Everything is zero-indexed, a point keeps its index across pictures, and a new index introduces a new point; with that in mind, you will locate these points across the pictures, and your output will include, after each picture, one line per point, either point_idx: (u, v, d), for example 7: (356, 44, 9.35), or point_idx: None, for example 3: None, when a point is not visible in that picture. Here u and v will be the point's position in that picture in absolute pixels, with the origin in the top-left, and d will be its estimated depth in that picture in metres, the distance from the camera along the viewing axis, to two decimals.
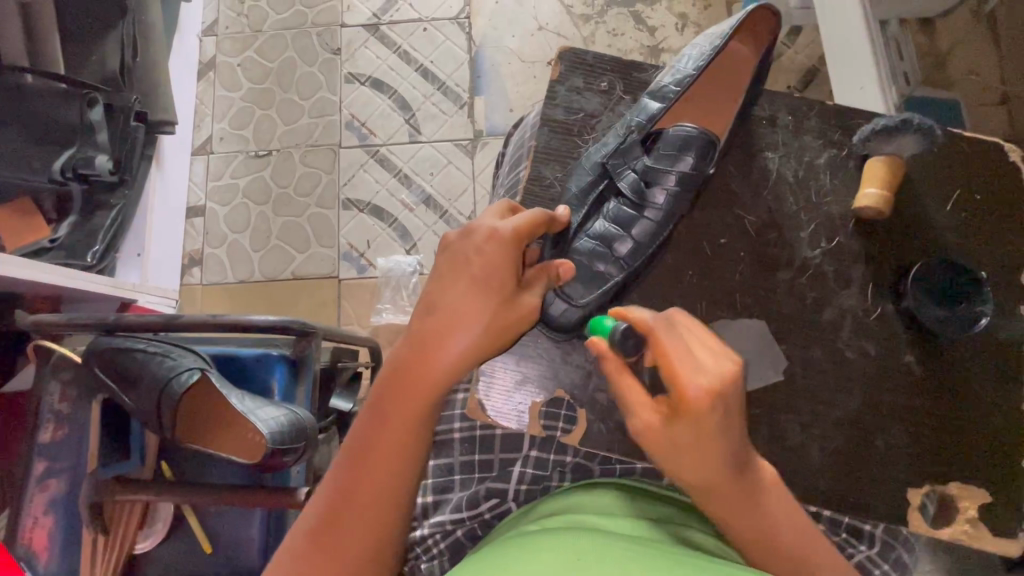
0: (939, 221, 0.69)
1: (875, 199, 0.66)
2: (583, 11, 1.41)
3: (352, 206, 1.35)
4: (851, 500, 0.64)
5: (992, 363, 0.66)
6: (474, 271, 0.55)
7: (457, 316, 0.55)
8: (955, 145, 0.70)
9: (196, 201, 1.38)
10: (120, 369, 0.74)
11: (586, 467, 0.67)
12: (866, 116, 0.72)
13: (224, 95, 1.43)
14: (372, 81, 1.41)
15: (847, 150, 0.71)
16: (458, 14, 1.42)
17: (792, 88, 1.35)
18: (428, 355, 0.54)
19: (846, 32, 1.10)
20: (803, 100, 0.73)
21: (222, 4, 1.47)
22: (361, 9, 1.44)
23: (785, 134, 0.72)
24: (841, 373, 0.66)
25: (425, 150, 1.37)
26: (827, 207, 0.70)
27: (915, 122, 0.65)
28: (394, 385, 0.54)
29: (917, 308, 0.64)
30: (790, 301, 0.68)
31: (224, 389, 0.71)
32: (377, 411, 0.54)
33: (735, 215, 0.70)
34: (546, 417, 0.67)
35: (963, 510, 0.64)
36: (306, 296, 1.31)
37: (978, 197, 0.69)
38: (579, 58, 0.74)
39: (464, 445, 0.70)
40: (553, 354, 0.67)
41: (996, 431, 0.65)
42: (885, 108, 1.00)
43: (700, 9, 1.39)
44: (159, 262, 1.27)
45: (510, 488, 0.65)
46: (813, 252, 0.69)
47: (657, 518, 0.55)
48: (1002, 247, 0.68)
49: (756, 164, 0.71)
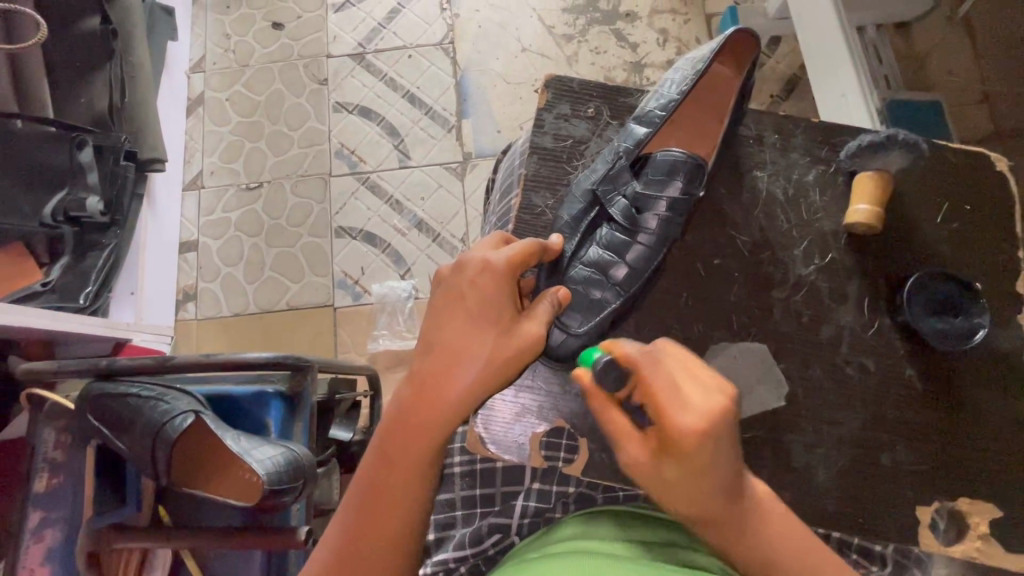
0: (932, 232, 0.69)
1: (867, 215, 0.66)
2: (565, 31, 1.43)
3: (344, 234, 1.35)
4: (860, 519, 0.63)
5: (994, 375, 0.65)
6: (472, 304, 0.56)
7: (457, 352, 0.55)
8: (944, 155, 0.70)
9: (189, 236, 1.38)
10: (112, 415, 0.73)
11: (591, 496, 0.67)
12: (852, 132, 0.72)
13: (214, 130, 1.43)
14: (360, 109, 1.42)
15: (834, 166, 0.72)
16: (441, 40, 1.44)
17: (775, 97, 1.37)
18: (428, 395, 0.54)
19: (824, 41, 1.12)
20: (788, 117, 0.74)
21: (208, 40, 1.49)
22: (347, 39, 1.46)
23: (773, 153, 0.72)
24: (843, 391, 0.66)
25: (414, 174, 1.37)
26: (819, 223, 0.70)
27: (902, 138, 0.65)
28: (397, 427, 0.54)
29: (915, 321, 0.64)
30: (787, 319, 0.68)
31: (220, 431, 0.70)
32: (382, 455, 0.54)
33: (727, 236, 0.70)
34: (547, 447, 0.66)
35: (973, 525, 0.63)
36: (302, 327, 1.31)
37: (969, 206, 0.70)
38: (564, 86, 0.75)
39: (465, 479, 0.69)
40: (553, 384, 0.67)
41: (1001, 442, 0.64)
42: (867, 115, 1.01)
43: (680, 23, 1.42)
44: (154, 299, 1.27)
45: (513, 523, 0.64)
46: (807, 269, 0.69)
47: (662, 540, 0.54)
48: (995, 257, 0.68)
49: (745, 184, 0.72)
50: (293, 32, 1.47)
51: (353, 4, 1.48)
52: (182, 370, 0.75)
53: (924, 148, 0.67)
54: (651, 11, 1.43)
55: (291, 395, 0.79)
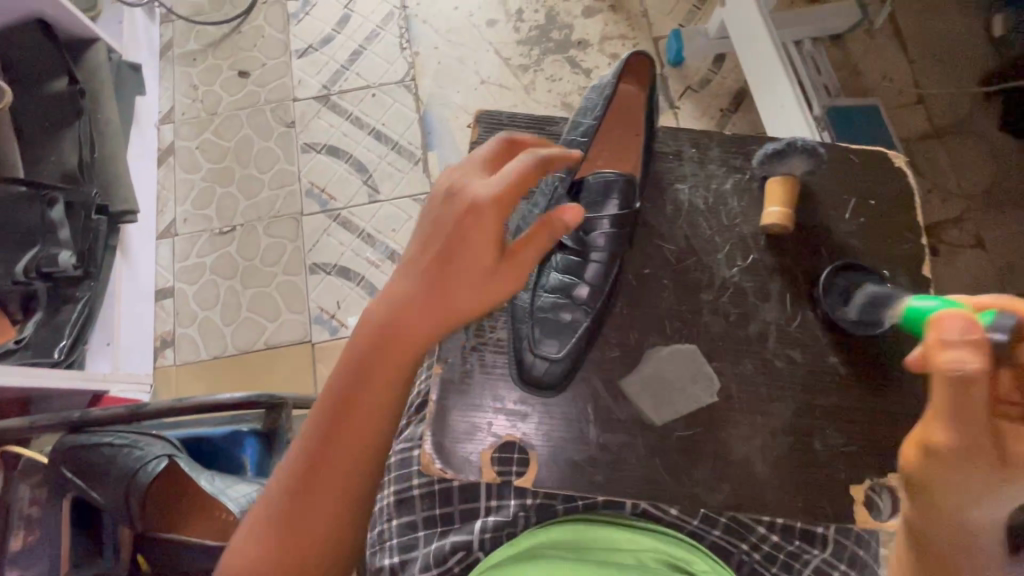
0: (843, 228, 0.74)
1: (780, 216, 0.71)
2: (521, 62, 1.49)
3: (318, 270, 1.37)
4: (798, 504, 0.65)
5: (910, 357, 0.69)
6: (450, 249, 0.57)
7: (423, 305, 0.58)
8: (847, 157, 0.76)
9: (163, 284, 1.40)
10: (88, 466, 0.74)
11: (550, 505, 0.65)
12: (763, 142, 0.78)
13: (184, 178, 1.47)
14: (328, 148, 1.46)
15: (749, 174, 0.76)
16: (403, 78, 1.50)
17: (725, 110, 1.44)
18: (391, 351, 0.58)
19: (761, 58, 1.19)
20: (705, 132, 0.79)
21: (176, 92, 1.53)
22: (311, 83, 1.51)
23: (692, 166, 0.77)
24: (774, 383, 0.69)
25: (385, 208, 1.41)
26: (740, 228, 0.74)
27: (800, 144, 0.71)
28: (379, 342, 0.57)
29: (831, 313, 0.69)
30: (716, 319, 0.71)
31: (194, 472, 0.71)
32: (350, 380, 0.57)
33: (656, 245, 0.74)
34: (500, 461, 0.66)
35: (906, 501, 0.65)
36: (279, 364, 1.32)
37: (874, 202, 0.75)
38: (495, 122, 0.82)
39: (425, 500, 0.68)
40: (491, 393, 0.68)
41: (924, 419, 0.68)
42: (806, 123, 1.07)
43: (629, 48, 1.49)
44: (131, 348, 1.28)
45: (474, 539, 0.63)
46: (731, 271, 0.73)
47: (627, 548, 0.57)
48: (902, 247, 0.73)
49: (669, 196, 0.76)
50: (259, 79, 1.52)
51: (316, 49, 1.54)
52: (154, 417, 0.76)
53: (821, 151, 0.72)
54: (601, 39, 1.50)
55: (267, 431, 0.80)
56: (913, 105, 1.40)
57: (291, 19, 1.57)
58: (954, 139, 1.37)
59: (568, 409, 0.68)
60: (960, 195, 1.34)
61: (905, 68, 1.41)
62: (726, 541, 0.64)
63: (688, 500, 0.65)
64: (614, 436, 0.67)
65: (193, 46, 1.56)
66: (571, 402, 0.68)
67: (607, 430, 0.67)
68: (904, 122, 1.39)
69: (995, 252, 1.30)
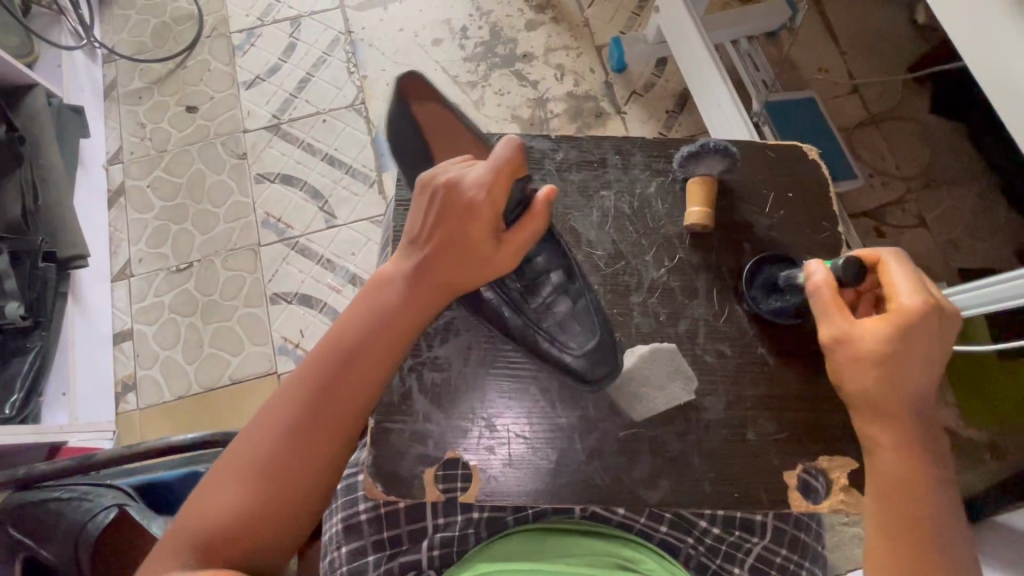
0: (762, 222, 0.76)
1: (700, 216, 0.73)
2: (468, 78, 1.51)
3: (279, 299, 1.36)
4: (737, 495, 0.66)
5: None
6: (443, 236, 0.61)
7: (405, 296, 0.61)
8: (762, 152, 0.79)
9: (122, 326, 1.36)
10: (35, 524, 0.72)
11: (499, 518, 0.68)
12: (682, 144, 0.80)
13: (137, 218, 1.44)
14: (282, 177, 1.46)
15: (670, 176, 0.78)
16: (354, 101, 1.51)
17: (670, 112, 1.47)
18: (369, 345, 0.60)
19: (695, 60, 1.23)
20: (627, 138, 0.81)
21: (123, 131, 1.51)
22: (261, 113, 1.51)
23: (616, 172, 0.79)
24: (706, 378, 0.70)
25: (343, 232, 1.41)
26: (665, 229, 0.76)
27: (713, 145, 0.73)
28: (375, 322, 0.61)
29: (755, 306, 0.71)
30: (647, 320, 0.73)
31: (146, 519, 0.70)
32: (340, 353, 0.59)
33: (585, 252, 0.76)
34: (444, 479, 0.68)
35: (836, 480, 0.67)
36: (243, 398, 1.30)
37: (792, 194, 0.77)
38: (422, 139, 0.81)
39: (372, 525, 0.69)
40: (433, 413, 0.68)
41: None
42: (741, 121, 1.11)
43: (574, 57, 1.52)
44: (91, 396, 1.25)
45: (423, 558, 0.66)
46: (659, 272, 0.75)
47: (580, 552, 0.58)
48: (820, 235, 0.76)
49: (596, 203, 0.78)
50: (208, 113, 1.51)
51: (263, 79, 1.54)
52: (104, 466, 0.75)
53: (735, 150, 0.74)
54: (546, 50, 1.53)
55: None
56: (847, 94, 1.45)
57: (236, 51, 1.57)
58: (887, 124, 1.42)
59: (512, 423, 0.68)
60: (898, 178, 1.39)
61: (837, 60, 1.47)
62: (670, 538, 0.69)
63: (631, 501, 0.66)
64: (552, 445, 0.67)
65: (138, 84, 1.55)
66: (516, 414, 0.68)
67: (546, 441, 0.68)
68: (840, 111, 1.44)
69: (936, 229, 1.35)
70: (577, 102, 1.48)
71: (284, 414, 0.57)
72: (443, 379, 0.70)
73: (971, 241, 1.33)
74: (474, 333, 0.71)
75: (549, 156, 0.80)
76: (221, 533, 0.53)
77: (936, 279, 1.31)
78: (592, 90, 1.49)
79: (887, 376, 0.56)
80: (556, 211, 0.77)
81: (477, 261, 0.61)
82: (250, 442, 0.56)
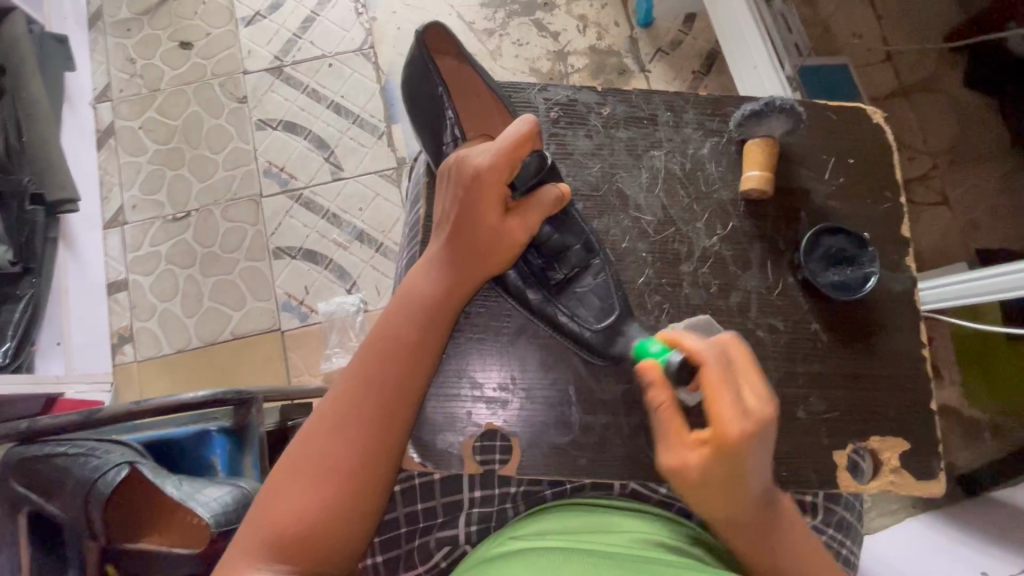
0: (821, 191, 0.72)
1: (759, 180, 0.69)
2: (485, 26, 1.41)
3: (283, 254, 1.31)
4: (783, 475, 0.65)
5: (884, 319, 0.70)
6: (459, 220, 0.61)
7: (442, 291, 0.61)
8: (826, 116, 0.75)
9: (116, 276, 1.30)
10: (41, 480, 0.69)
11: (536, 492, 0.66)
12: (740, 102, 0.75)
13: (129, 161, 1.36)
14: (285, 124, 1.37)
15: (727, 137, 0.74)
16: (361, 45, 1.41)
17: (697, 73, 1.40)
18: (412, 344, 0.59)
19: (733, 19, 1.16)
20: (679, 93, 0.76)
21: (112, 66, 1.40)
22: (262, 53, 1.41)
23: (668, 131, 0.74)
24: (756, 352, 0.68)
25: (349, 185, 1.34)
26: (718, 194, 0.72)
27: (778, 104, 0.68)
28: (416, 304, 0.60)
29: (812, 276, 0.68)
30: (696, 291, 0.69)
31: (158, 478, 0.66)
32: (386, 341, 0.59)
33: (631, 217, 0.71)
34: (481, 452, 0.66)
35: (886, 461, 0.67)
36: (250, 356, 1.26)
37: (853, 160, 0.74)
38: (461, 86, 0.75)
39: (405, 496, 0.66)
40: (466, 384, 0.66)
41: (907, 382, 0.69)
42: (779, 85, 1.06)
43: (598, 8, 1.43)
44: (86, 348, 1.20)
45: (461, 534, 0.65)
46: (711, 240, 0.71)
47: (618, 530, 0.56)
48: (878, 207, 0.73)
49: (645, 163, 0.73)
50: (204, 51, 1.41)
51: (264, 16, 1.42)
52: (112, 422, 0.72)
53: (803, 111, 0.70)
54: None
55: (237, 429, 0.77)
56: (881, 62, 1.39)
57: None
58: (919, 95, 1.37)
59: (550, 394, 0.66)
60: (926, 153, 1.35)
61: (874, 24, 1.40)
62: None
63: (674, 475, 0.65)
64: (597, 417, 0.66)
65: (125, 15, 1.43)
66: (554, 385, 0.66)
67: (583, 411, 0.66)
68: (873, 80, 1.38)
69: (963, 208, 1.33)
70: (598, 57, 1.40)
71: (336, 424, 0.55)
72: (479, 347, 0.67)
73: (995, 221, 1.31)
74: (497, 303, 0.68)
75: (595, 111, 0.74)
76: (294, 547, 0.50)
77: (956, 259, 1.30)
78: (615, 45, 1.41)
79: (735, 491, 0.49)
80: (602, 170, 0.73)
81: (501, 242, 0.62)
82: (310, 444, 0.54)
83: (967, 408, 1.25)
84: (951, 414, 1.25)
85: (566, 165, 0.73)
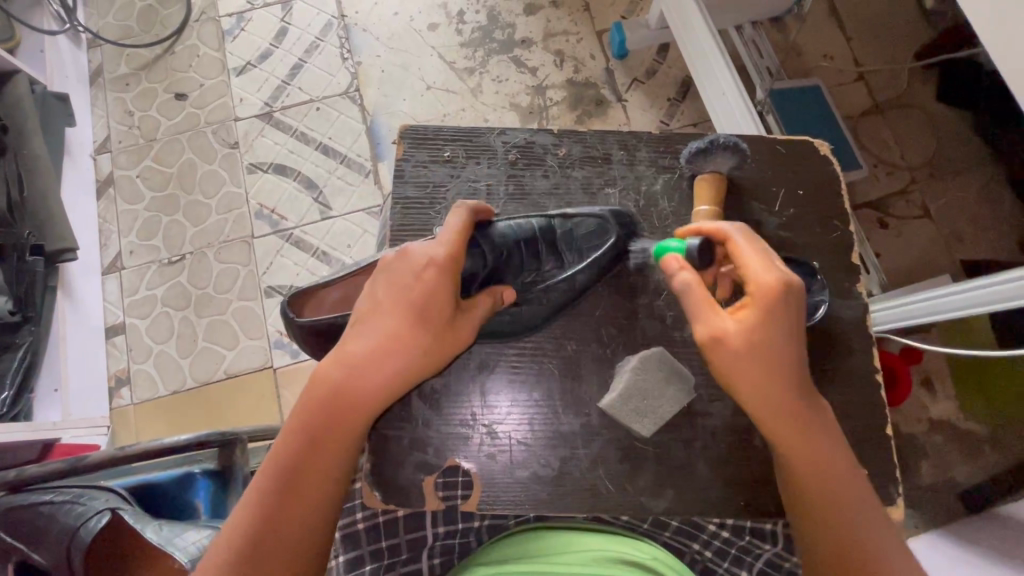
0: (772, 221, 0.74)
1: (708, 214, 0.70)
2: (466, 65, 1.47)
3: (273, 293, 1.34)
4: (745, 503, 0.65)
5: (838, 344, 0.71)
6: (382, 313, 0.58)
7: (367, 390, 0.56)
8: (773, 148, 0.77)
9: (114, 320, 1.34)
10: (29, 528, 0.72)
11: (500, 524, 0.68)
12: (690, 138, 0.78)
13: (126, 209, 1.41)
14: (274, 167, 1.42)
15: (678, 172, 0.76)
16: (347, 89, 1.47)
17: (672, 100, 1.44)
18: (317, 461, 0.54)
19: (698, 50, 1.20)
20: (633, 132, 0.78)
21: (111, 119, 1.47)
22: (254, 100, 1.47)
23: (621, 168, 0.77)
24: (710, 381, 0.69)
25: (338, 224, 1.38)
26: (670, 228, 0.74)
27: (722, 141, 0.71)
28: (337, 400, 0.55)
29: None
30: (652, 323, 0.71)
31: (140, 524, 0.68)
32: (307, 440, 0.54)
33: None
34: (444, 487, 0.66)
35: None
36: (240, 394, 1.28)
37: (802, 190, 0.76)
38: (419, 135, 0.77)
39: (370, 534, 0.68)
40: (427, 422, 0.67)
41: (865, 405, 0.69)
42: (744, 112, 1.09)
43: (574, 42, 1.48)
44: (83, 392, 1.23)
45: (423, 568, 0.66)
46: (665, 273, 0.73)
47: (574, 550, 0.58)
48: (830, 234, 0.74)
49: (599, 201, 0.76)
50: (198, 101, 1.47)
51: (254, 65, 1.49)
52: (98, 469, 0.74)
53: (747, 148, 0.73)
54: (545, 36, 1.48)
55: (221, 471, 0.78)
56: (852, 82, 1.42)
57: (226, 36, 1.52)
58: (891, 113, 1.40)
59: (513, 431, 0.67)
60: (901, 169, 1.37)
61: (843, 46, 1.44)
62: (675, 541, 0.68)
63: (635, 508, 0.65)
64: (557, 452, 0.66)
65: (124, 70, 1.50)
66: (516, 421, 0.67)
67: (545, 447, 0.67)
68: (845, 100, 1.41)
69: (941, 221, 1.34)
70: (576, 89, 1.44)
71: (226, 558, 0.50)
72: (442, 385, 0.68)
73: (975, 233, 1.32)
74: None
75: (551, 152, 0.77)
76: None
77: (939, 272, 1.30)
78: (592, 77, 1.45)
79: (765, 357, 0.56)
80: (558, 208, 0.75)
81: (436, 331, 0.58)
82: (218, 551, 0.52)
83: (961, 422, 1.23)
84: (943, 430, 1.23)
85: (522, 206, 0.75)
